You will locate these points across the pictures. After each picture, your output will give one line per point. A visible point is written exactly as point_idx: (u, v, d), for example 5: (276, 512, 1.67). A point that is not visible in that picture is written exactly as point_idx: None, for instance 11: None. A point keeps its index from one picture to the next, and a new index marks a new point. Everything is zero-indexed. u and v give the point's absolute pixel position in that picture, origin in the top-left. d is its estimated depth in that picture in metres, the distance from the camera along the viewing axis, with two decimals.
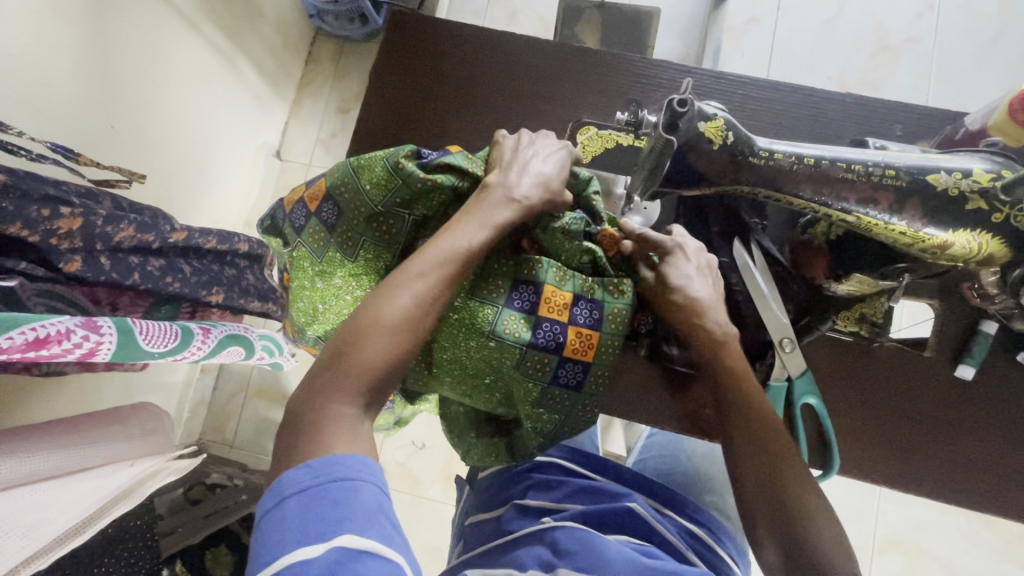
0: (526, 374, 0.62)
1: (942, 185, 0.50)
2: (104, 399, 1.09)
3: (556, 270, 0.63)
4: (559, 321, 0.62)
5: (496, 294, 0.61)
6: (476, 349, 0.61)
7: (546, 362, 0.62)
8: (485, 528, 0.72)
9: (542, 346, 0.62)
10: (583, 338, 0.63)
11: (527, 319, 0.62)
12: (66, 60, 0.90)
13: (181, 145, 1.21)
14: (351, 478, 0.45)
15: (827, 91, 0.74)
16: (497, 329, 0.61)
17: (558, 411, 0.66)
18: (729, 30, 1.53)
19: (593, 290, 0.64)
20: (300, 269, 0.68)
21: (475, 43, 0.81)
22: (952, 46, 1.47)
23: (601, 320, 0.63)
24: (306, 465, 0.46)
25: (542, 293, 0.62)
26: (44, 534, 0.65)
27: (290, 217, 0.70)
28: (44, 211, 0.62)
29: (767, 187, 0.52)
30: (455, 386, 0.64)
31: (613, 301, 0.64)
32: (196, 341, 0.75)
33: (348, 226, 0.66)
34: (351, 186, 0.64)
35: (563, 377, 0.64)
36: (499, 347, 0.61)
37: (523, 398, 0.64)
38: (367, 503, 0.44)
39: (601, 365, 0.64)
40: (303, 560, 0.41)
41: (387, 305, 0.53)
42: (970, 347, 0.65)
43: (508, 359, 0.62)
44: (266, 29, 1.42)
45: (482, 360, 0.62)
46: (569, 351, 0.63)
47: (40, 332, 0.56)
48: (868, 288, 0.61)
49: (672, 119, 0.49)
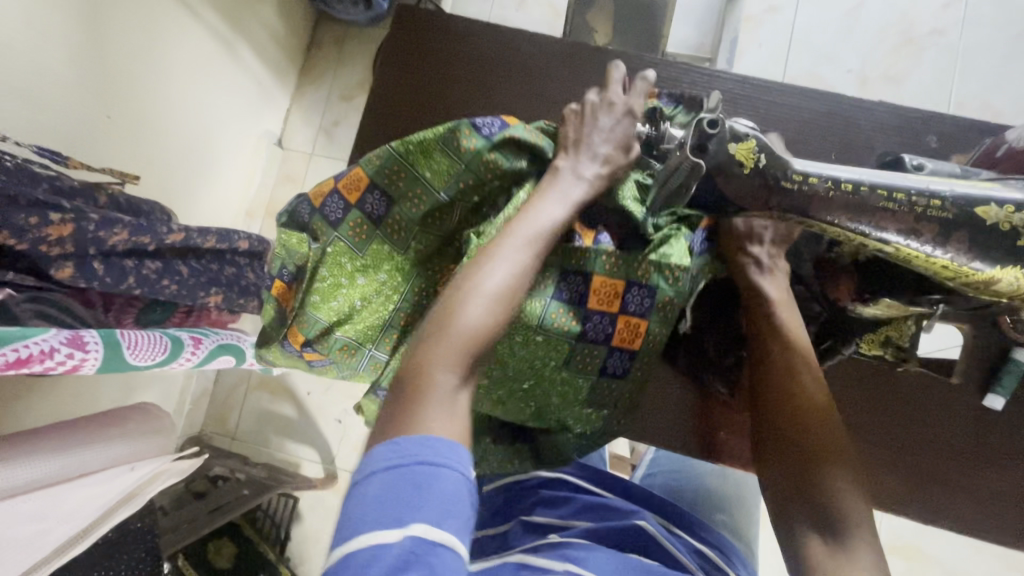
0: (571, 370, 0.61)
1: (992, 219, 0.43)
2: (104, 395, 1.07)
3: (606, 258, 0.59)
4: (608, 313, 0.59)
5: (544, 288, 0.58)
6: (523, 345, 0.59)
7: (593, 355, 0.60)
8: (492, 542, 0.69)
9: (590, 339, 0.60)
10: (633, 326, 0.60)
11: (575, 312, 0.59)
12: (59, 50, 0.86)
13: (180, 133, 1.17)
14: (438, 463, 0.38)
15: (856, 97, 0.70)
16: (543, 321, 0.58)
17: (606, 406, 0.64)
18: (747, 19, 1.47)
19: (649, 273, 0.59)
20: (336, 266, 0.66)
21: (491, 37, 0.78)
22: (978, 40, 1.41)
23: (651, 310, 0.59)
24: (394, 441, 0.39)
25: (591, 284, 0.59)
26: (39, 546, 0.67)
27: (323, 211, 0.66)
28: (32, 218, 0.59)
29: (800, 212, 0.48)
30: (488, 390, 0.60)
31: (667, 289, 0.59)
32: (187, 351, 0.74)
33: (400, 214, 0.64)
34: (406, 172, 0.63)
35: (610, 368, 0.61)
36: (544, 341, 0.59)
37: (571, 394, 0.62)
38: (451, 494, 0.37)
39: (649, 354, 0.62)
40: (380, 544, 0.35)
41: (487, 271, 0.48)
42: (999, 376, 0.59)
43: (554, 355, 0.60)
44: (267, 13, 1.37)
45: (529, 358, 0.59)
46: (617, 341, 0.60)
47: (22, 353, 0.54)
48: (897, 313, 0.56)
49: (701, 140, 0.46)
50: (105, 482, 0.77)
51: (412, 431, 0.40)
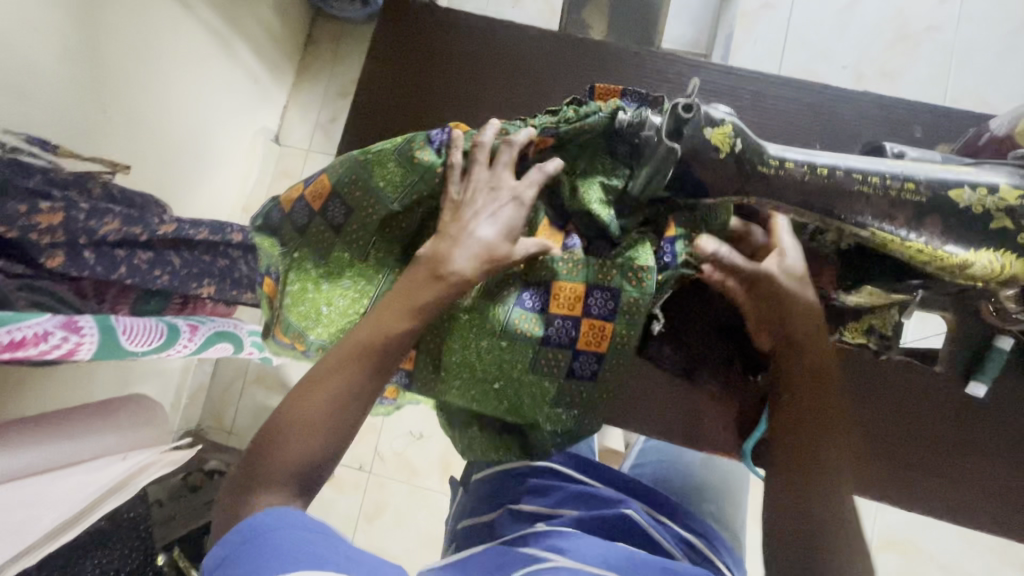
0: (537, 373, 0.59)
1: (965, 202, 0.45)
2: (99, 388, 1.08)
3: (568, 260, 0.58)
4: (571, 316, 0.58)
5: (508, 293, 0.58)
6: (486, 347, 0.58)
7: (559, 358, 0.59)
8: (479, 531, 0.72)
9: (555, 343, 0.59)
10: (598, 330, 0.58)
11: (539, 317, 0.59)
12: (54, 45, 0.87)
13: (174, 131, 1.18)
14: (261, 530, 0.44)
15: (843, 88, 0.70)
16: (506, 325, 0.58)
17: (577, 408, 0.61)
18: (744, 15, 1.47)
19: (611, 276, 0.58)
20: (304, 271, 0.64)
21: (479, 31, 0.78)
22: (973, 36, 1.41)
23: (615, 312, 0.58)
24: (223, 541, 0.45)
25: (554, 290, 0.58)
26: (31, 531, 0.66)
27: (289, 216, 0.65)
28: (23, 206, 0.60)
29: (779, 197, 0.48)
30: (463, 391, 0.59)
31: (632, 292, 0.58)
32: (182, 339, 0.75)
33: (356, 225, 0.63)
34: (362, 182, 0.62)
35: (578, 370, 0.60)
36: (509, 345, 0.58)
37: (538, 399, 0.60)
38: (279, 542, 0.43)
39: (619, 359, 0.60)
40: None
41: (310, 400, 0.50)
42: (983, 363, 0.60)
43: (518, 359, 0.59)
44: (263, 10, 1.38)
45: (493, 361, 0.58)
46: (582, 344, 0.59)
47: (16, 335, 0.54)
48: (878, 301, 0.57)
49: (676, 125, 0.46)
50: (98, 470, 0.78)
51: (230, 527, 0.47)
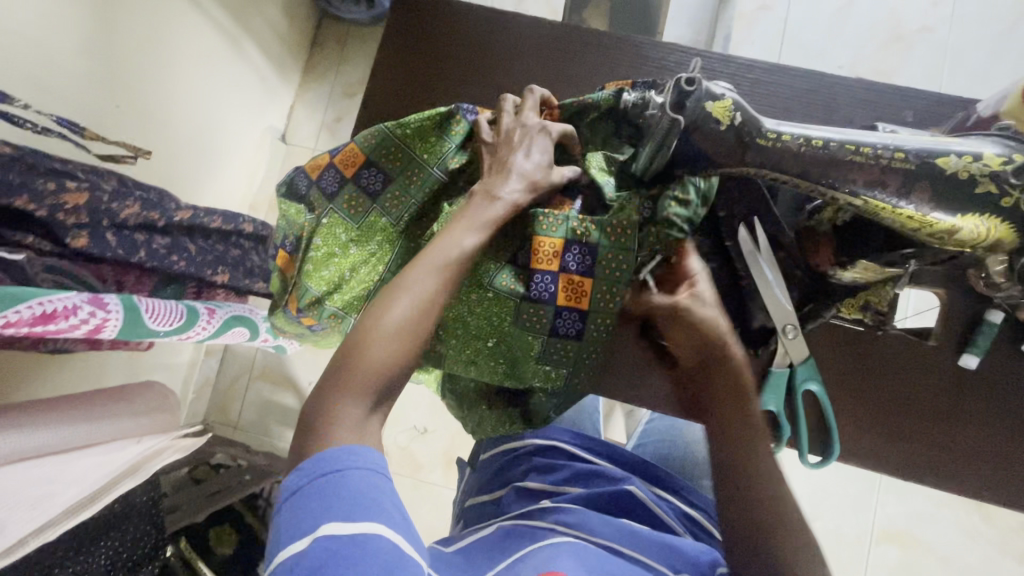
0: (523, 328, 0.60)
1: (951, 168, 0.47)
2: (111, 376, 1.10)
3: (551, 216, 0.60)
4: (550, 271, 0.60)
5: (497, 252, 0.61)
6: (474, 302, 0.60)
7: (541, 314, 0.60)
8: (485, 510, 0.74)
9: (536, 298, 0.60)
10: (576, 285, 0.60)
11: (522, 273, 0.61)
12: (73, 38, 0.90)
13: (184, 125, 1.20)
14: (338, 470, 0.45)
15: (837, 76, 0.73)
16: (491, 279, 0.60)
17: (565, 365, 0.62)
18: (740, 17, 1.51)
19: (591, 233, 0.60)
20: (330, 235, 0.66)
21: (485, 23, 0.81)
22: (964, 37, 1.44)
23: (593, 267, 0.60)
24: (298, 469, 0.46)
25: (534, 246, 0.59)
26: (51, 506, 0.66)
27: (317, 183, 0.67)
28: (51, 184, 0.62)
29: (775, 167, 0.51)
30: (457, 351, 0.61)
31: (607, 245, 0.59)
32: (201, 321, 0.77)
33: (394, 191, 0.66)
34: (402, 153, 0.66)
35: (561, 328, 0.61)
36: (494, 299, 0.60)
37: (526, 354, 0.61)
38: (354, 488, 0.44)
39: (603, 313, 0.61)
40: (296, 553, 0.41)
41: (389, 311, 0.52)
42: (975, 336, 0.61)
43: (504, 312, 0.60)
44: (272, 11, 1.41)
45: (482, 316, 0.60)
46: (564, 300, 0.60)
47: (48, 307, 0.56)
48: (872, 277, 0.58)
49: (679, 98, 0.48)
50: (110, 453, 0.79)
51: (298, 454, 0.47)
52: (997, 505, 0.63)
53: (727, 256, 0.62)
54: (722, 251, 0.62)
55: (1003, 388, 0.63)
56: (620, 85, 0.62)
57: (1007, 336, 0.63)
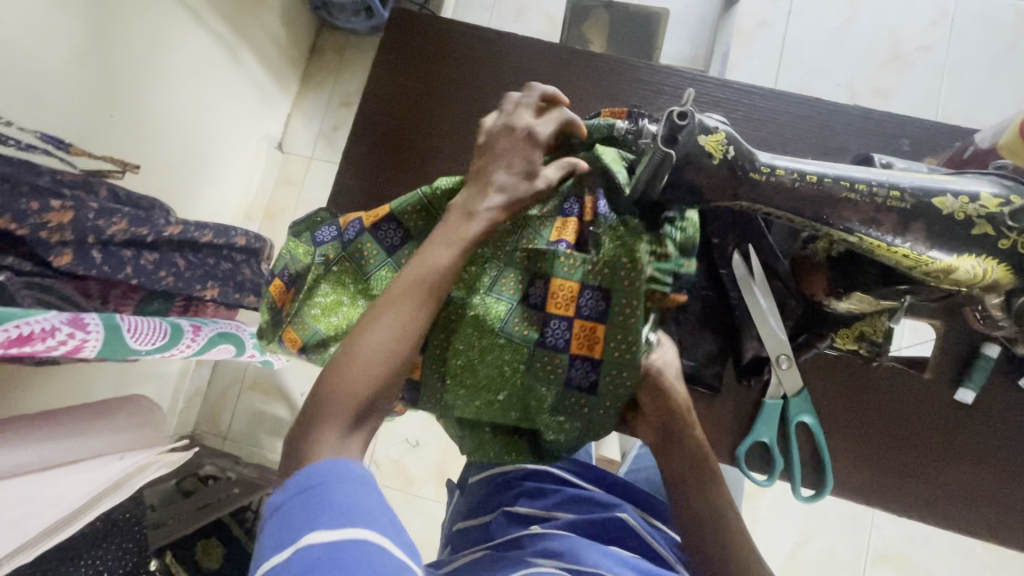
0: (533, 378, 0.56)
1: (947, 209, 0.46)
2: (98, 388, 1.08)
3: (569, 258, 0.56)
4: (566, 317, 0.56)
5: (509, 288, 0.57)
6: (485, 347, 0.56)
7: (554, 364, 0.56)
8: (472, 534, 0.72)
9: (550, 345, 0.56)
10: (590, 333, 0.55)
11: (535, 316, 0.56)
12: (66, 49, 0.90)
13: (179, 134, 1.19)
14: (325, 482, 0.43)
15: (834, 102, 0.72)
16: (503, 325, 0.56)
17: (579, 419, 0.57)
18: (739, 33, 1.51)
19: (601, 276, 0.54)
20: (339, 284, 0.63)
21: (480, 43, 0.80)
22: (963, 57, 1.44)
23: (606, 311, 0.54)
24: (283, 488, 0.44)
25: (552, 285, 0.56)
26: (29, 529, 0.65)
27: (337, 232, 0.65)
28: (34, 204, 0.61)
29: (768, 203, 0.50)
30: (469, 401, 0.56)
31: (621, 293, 0.53)
32: (185, 339, 0.76)
33: (410, 252, 0.63)
34: (428, 211, 0.63)
35: (575, 378, 0.56)
36: (506, 347, 0.56)
37: (537, 407, 0.56)
38: (341, 498, 0.42)
39: (619, 367, 0.55)
40: (277, 567, 0.39)
41: (365, 334, 0.50)
42: (970, 370, 0.60)
43: (518, 361, 0.56)
44: (270, 20, 1.41)
45: (495, 365, 0.56)
46: (577, 348, 0.55)
47: (23, 330, 0.55)
48: (868, 308, 0.57)
49: (671, 131, 0.48)
50: (93, 470, 0.77)
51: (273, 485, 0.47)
52: (994, 541, 0.62)
53: (720, 284, 0.61)
54: (715, 279, 0.61)
55: (1001, 423, 0.62)
56: (614, 114, 0.62)
57: (1005, 370, 0.62)
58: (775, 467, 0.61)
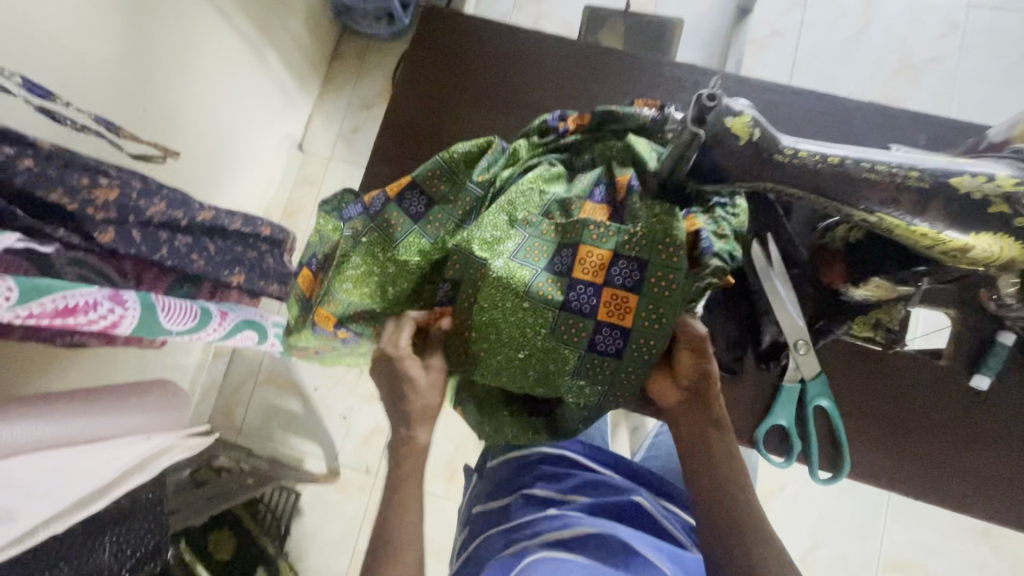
0: (558, 341, 0.58)
1: (965, 188, 0.48)
2: (121, 373, 1.11)
3: (596, 227, 0.57)
4: (593, 283, 0.57)
5: (535, 256, 0.59)
6: (509, 307, 0.58)
7: (580, 327, 0.57)
8: (492, 515, 0.73)
9: (575, 310, 0.57)
10: (620, 300, 0.57)
11: (560, 281, 0.58)
12: (107, 43, 0.94)
13: (205, 130, 1.23)
14: None
15: (849, 99, 0.75)
16: (528, 288, 0.57)
17: (600, 382, 0.60)
18: (751, 42, 1.54)
19: (639, 248, 0.56)
20: (369, 255, 0.65)
21: (505, 40, 0.83)
22: (973, 67, 1.47)
23: (640, 282, 0.56)
24: None
25: (578, 253, 0.57)
26: (60, 499, 0.69)
27: (367, 208, 0.66)
28: (85, 179, 0.64)
29: (790, 183, 0.52)
30: (490, 362, 0.59)
31: (660, 265, 0.55)
32: (213, 321, 0.78)
33: (437, 217, 0.64)
34: (450, 181, 0.65)
35: (600, 344, 0.58)
36: (531, 310, 0.57)
37: (560, 368, 0.59)
38: None
39: (648, 334, 0.57)
40: None
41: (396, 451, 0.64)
42: (986, 357, 0.62)
43: (540, 322, 0.58)
44: (296, 24, 1.46)
45: (518, 327, 0.58)
46: (604, 315, 0.57)
47: (69, 301, 0.58)
48: (885, 295, 0.58)
49: (700, 112, 0.50)
50: (123, 447, 0.79)
51: None
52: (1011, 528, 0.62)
53: (740, 271, 0.63)
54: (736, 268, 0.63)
55: (1015, 412, 0.63)
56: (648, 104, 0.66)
57: (1020, 359, 0.63)
58: (796, 446, 0.63)
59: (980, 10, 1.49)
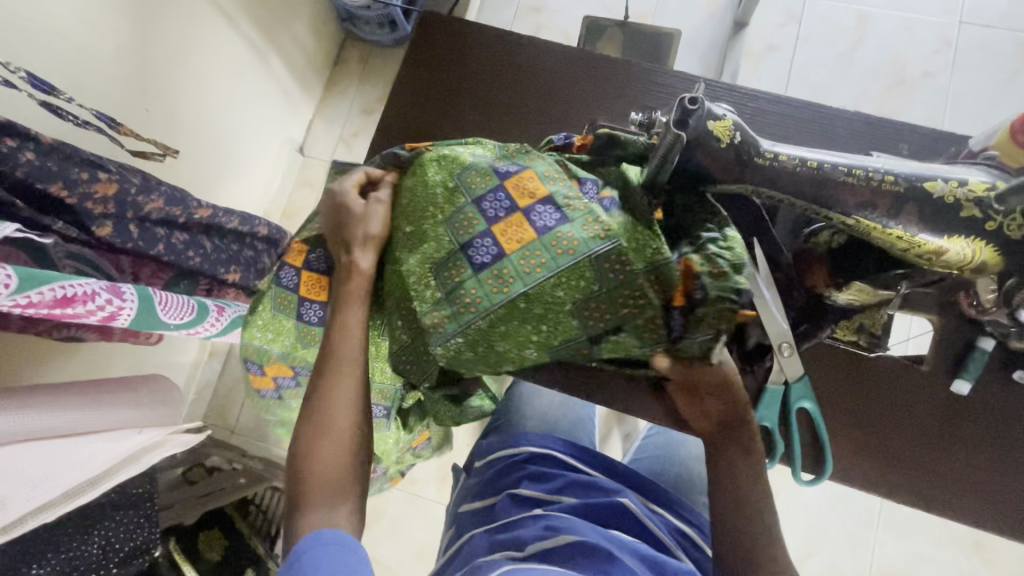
0: (445, 227, 0.59)
1: (938, 192, 0.50)
2: (115, 369, 1.11)
3: (552, 166, 0.60)
4: (515, 196, 0.59)
5: (485, 161, 0.61)
6: (430, 184, 0.61)
7: (472, 216, 0.58)
8: (478, 513, 0.74)
9: (482, 204, 0.58)
10: (517, 228, 0.57)
11: (490, 178, 0.59)
12: (111, 42, 0.96)
13: (208, 129, 1.25)
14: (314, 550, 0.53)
15: (836, 109, 0.76)
16: (460, 173, 0.60)
17: (442, 287, 0.58)
18: (748, 56, 1.56)
19: (573, 208, 0.57)
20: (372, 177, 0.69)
21: (501, 46, 0.85)
22: (966, 83, 1.49)
23: (553, 227, 0.56)
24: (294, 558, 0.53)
25: (520, 172, 0.59)
26: (52, 487, 0.67)
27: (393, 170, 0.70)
28: (84, 175, 0.65)
29: (772, 187, 0.53)
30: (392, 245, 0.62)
31: (587, 208, 0.57)
32: (210, 317, 0.79)
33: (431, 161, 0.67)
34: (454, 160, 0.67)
35: (475, 246, 0.58)
36: (444, 193, 0.60)
37: (428, 251, 0.59)
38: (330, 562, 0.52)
39: (514, 272, 0.56)
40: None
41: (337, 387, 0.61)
42: (965, 362, 0.64)
43: (444, 203, 0.59)
44: (299, 30, 1.49)
45: (421, 204, 0.60)
46: (499, 226, 0.57)
47: (68, 291, 0.59)
48: (868, 299, 0.61)
49: (682, 116, 0.50)
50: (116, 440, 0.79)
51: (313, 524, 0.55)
52: (992, 532, 0.63)
53: None
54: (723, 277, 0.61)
55: (995, 416, 0.64)
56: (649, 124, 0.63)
57: (999, 365, 0.64)
58: (779, 448, 0.64)
59: (973, 27, 1.51)
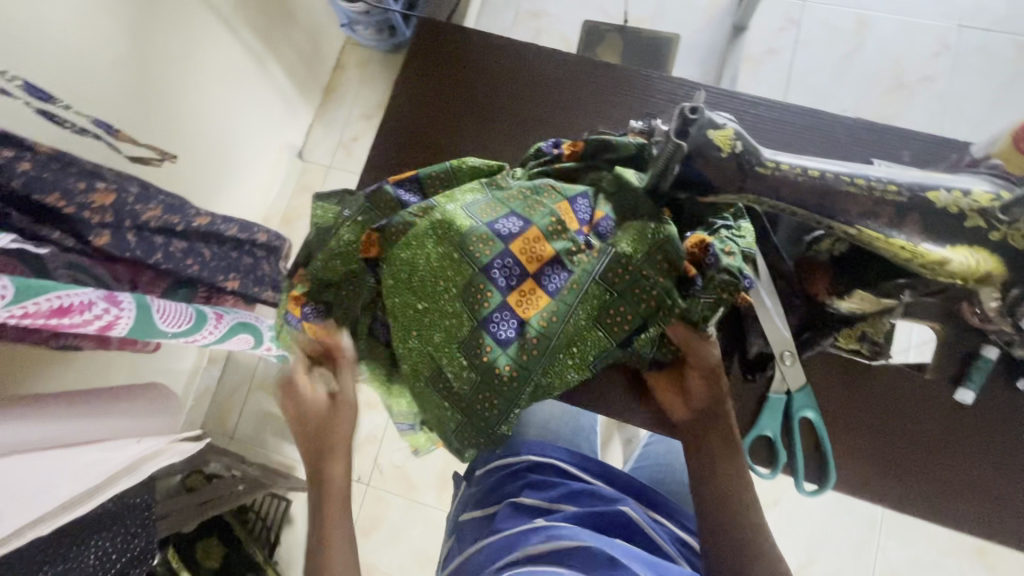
0: (462, 303, 0.59)
1: (941, 202, 0.50)
2: (114, 376, 1.11)
3: (553, 218, 0.60)
4: (522, 262, 0.59)
5: (485, 213, 0.60)
6: (433, 255, 0.59)
7: (485, 293, 0.59)
8: (478, 523, 0.74)
9: (491, 276, 0.59)
10: (532, 295, 0.59)
11: (496, 244, 0.59)
12: (109, 50, 0.95)
13: (207, 137, 1.25)
14: None
15: (836, 115, 0.76)
16: (463, 242, 0.59)
17: (474, 368, 0.60)
18: (746, 59, 1.56)
19: (574, 258, 0.59)
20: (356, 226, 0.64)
21: (500, 53, 0.85)
22: (965, 87, 1.49)
23: (560, 291, 0.59)
24: None
25: (525, 230, 0.59)
26: (47, 500, 0.66)
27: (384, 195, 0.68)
28: (81, 184, 0.65)
29: (775, 197, 0.53)
30: (402, 320, 0.61)
31: (585, 261, 0.59)
32: (209, 325, 0.79)
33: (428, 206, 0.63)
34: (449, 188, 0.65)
35: (494, 323, 0.59)
36: (453, 265, 0.59)
37: (452, 330, 0.60)
38: None
39: (540, 339, 0.59)
40: None
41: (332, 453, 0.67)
42: (969, 371, 0.63)
43: (459, 276, 0.59)
44: (298, 36, 1.49)
45: (429, 275, 0.59)
46: (513, 298, 0.59)
47: (65, 301, 0.59)
48: (870, 309, 0.60)
49: (682, 125, 0.51)
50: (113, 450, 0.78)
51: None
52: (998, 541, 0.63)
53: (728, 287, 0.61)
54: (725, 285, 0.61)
55: (999, 425, 0.63)
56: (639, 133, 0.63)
57: (1003, 374, 0.64)
58: (782, 458, 0.63)
59: (971, 30, 1.51)
